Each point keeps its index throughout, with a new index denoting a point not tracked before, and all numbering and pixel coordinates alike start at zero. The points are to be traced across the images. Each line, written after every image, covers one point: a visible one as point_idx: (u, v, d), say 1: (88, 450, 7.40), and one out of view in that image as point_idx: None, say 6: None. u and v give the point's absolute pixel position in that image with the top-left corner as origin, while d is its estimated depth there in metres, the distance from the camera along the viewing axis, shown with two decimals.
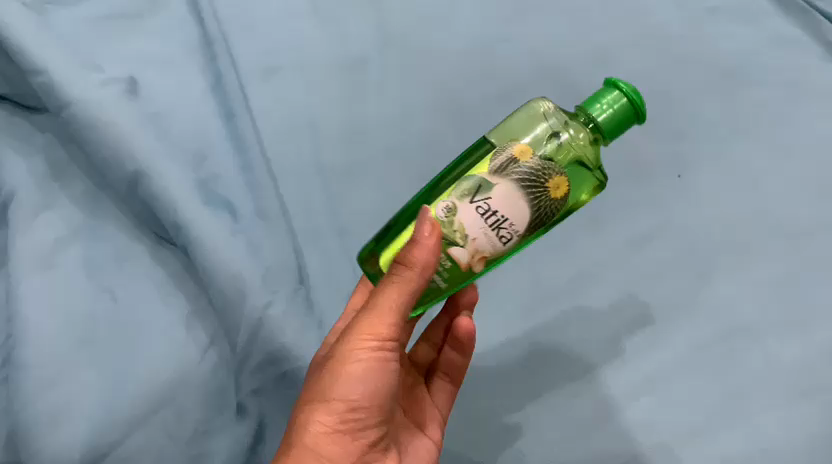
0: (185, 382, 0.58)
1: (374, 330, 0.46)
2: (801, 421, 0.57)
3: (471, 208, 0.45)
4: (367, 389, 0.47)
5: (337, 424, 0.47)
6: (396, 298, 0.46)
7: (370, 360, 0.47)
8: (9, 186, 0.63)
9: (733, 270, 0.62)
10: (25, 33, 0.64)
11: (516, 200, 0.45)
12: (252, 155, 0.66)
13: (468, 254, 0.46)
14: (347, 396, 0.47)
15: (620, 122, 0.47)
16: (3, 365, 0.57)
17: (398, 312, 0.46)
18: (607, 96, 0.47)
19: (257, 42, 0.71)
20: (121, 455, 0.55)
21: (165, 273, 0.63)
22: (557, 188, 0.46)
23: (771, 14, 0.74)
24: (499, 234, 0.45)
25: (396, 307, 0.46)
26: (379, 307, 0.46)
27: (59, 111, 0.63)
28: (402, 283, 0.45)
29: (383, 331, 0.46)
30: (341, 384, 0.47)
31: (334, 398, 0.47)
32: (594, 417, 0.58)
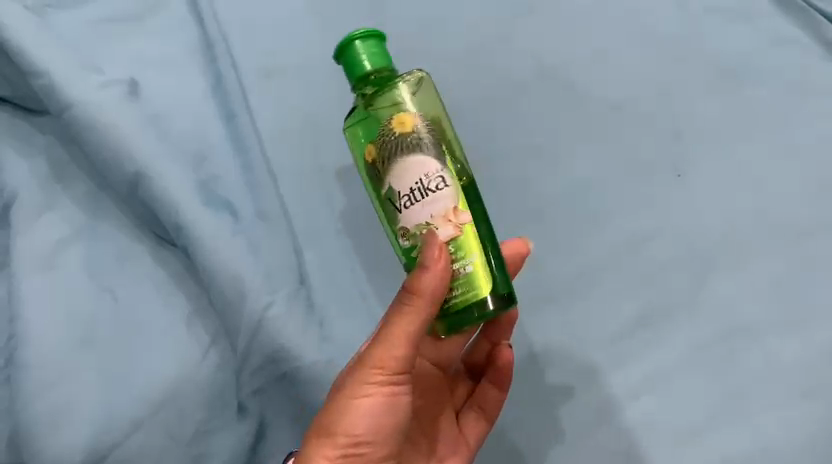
0: (186, 383, 0.58)
1: (383, 363, 0.47)
2: (801, 421, 0.57)
3: (404, 213, 0.47)
4: (374, 420, 0.48)
5: (342, 455, 0.48)
6: (405, 329, 0.46)
7: (379, 392, 0.48)
8: (10, 187, 0.63)
9: (733, 270, 0.62)
10: (26, 35, 0.64)
11: (404, 170, 0.47)
12: (253, 156, 0.66)
13: (443, 223, 0.46)
14: (354, 427, 0.48)
15: (379, 50, 0.49)
16: (5, 367, 0.58)
17: (406, 344, 0.47)
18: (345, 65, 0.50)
19: (257, 42, 0.71)
20: (121, 456, 0.56)
21: (165, 273, 0.62)
22: (402, 123, 0.48)
23: (774, 14, 0.73)
24: (435, 185, 0.46)
25: (406, 340, 0.46)
26: (390, 339, 0.47)
27: (60, 113, 0.63)
28: (412, 315, 0.46)
29: (394, 364, 0.47)
30: (348, 416, 0.47)
31: (341, 428, 0.47)
32: (595, 417, 0.59)
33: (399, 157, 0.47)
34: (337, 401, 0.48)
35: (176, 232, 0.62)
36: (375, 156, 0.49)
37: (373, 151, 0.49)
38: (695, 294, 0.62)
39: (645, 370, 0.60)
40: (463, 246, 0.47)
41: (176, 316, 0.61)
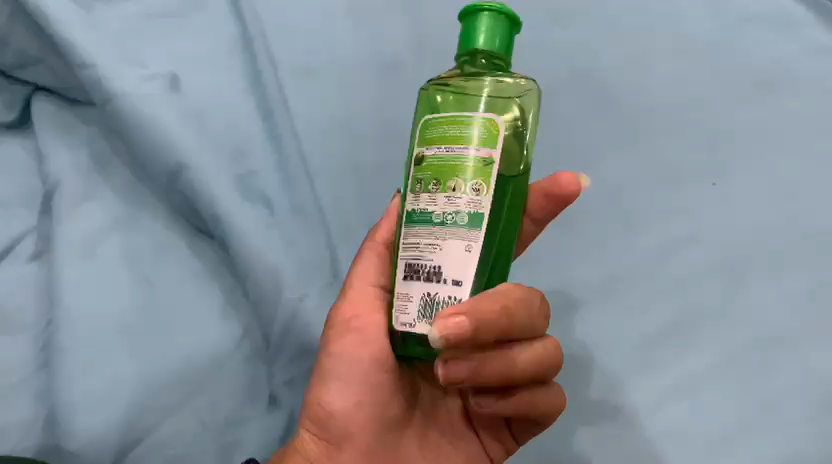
0: (221, 372, 0.61)
1: (363, 296, 0.53)
2: (821, 422, 0.60)
3: None
4: (357, 366, 0.50)
5: (335, 404, 0.50)
6: (370, 267, 0.55)
7: (353, 328, 0.52)
8: (54, 175, 0.64)
9: (767, 276, 0.64)
10: (72, 28, 0.65)
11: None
12: (290, 154, 0.67)
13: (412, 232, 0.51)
14: (340, 374, 0.51)
15: (497, 32, 0.46)
16: (44, 350, 0.59)
17: (373, 280, 0.54)
18: None
19: (294, 42, 0.71)
20: (157, 440, 0.58)
21: (202, 264, 0.64)
22: None
23: (813, 21, 0.71)
24: None
25: (373, 275, 0.54)
26: (356, 278, 0.54)
27: (104, 104, 0.64)
28: (376, 252, 0.55)
29: (361, 296, 0.53)
30: (336, 365, 0.51)
31: (326, 379, 0.51)
32: (625, 420, 0.61)
33: None
34: (334, 342, 0.52)
35: (214, 223, 0.63)
36: None
37: None
38: (726, 301, 0.63)
39: (678, 377, 0.61)
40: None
41: (214, 307, 0.63)
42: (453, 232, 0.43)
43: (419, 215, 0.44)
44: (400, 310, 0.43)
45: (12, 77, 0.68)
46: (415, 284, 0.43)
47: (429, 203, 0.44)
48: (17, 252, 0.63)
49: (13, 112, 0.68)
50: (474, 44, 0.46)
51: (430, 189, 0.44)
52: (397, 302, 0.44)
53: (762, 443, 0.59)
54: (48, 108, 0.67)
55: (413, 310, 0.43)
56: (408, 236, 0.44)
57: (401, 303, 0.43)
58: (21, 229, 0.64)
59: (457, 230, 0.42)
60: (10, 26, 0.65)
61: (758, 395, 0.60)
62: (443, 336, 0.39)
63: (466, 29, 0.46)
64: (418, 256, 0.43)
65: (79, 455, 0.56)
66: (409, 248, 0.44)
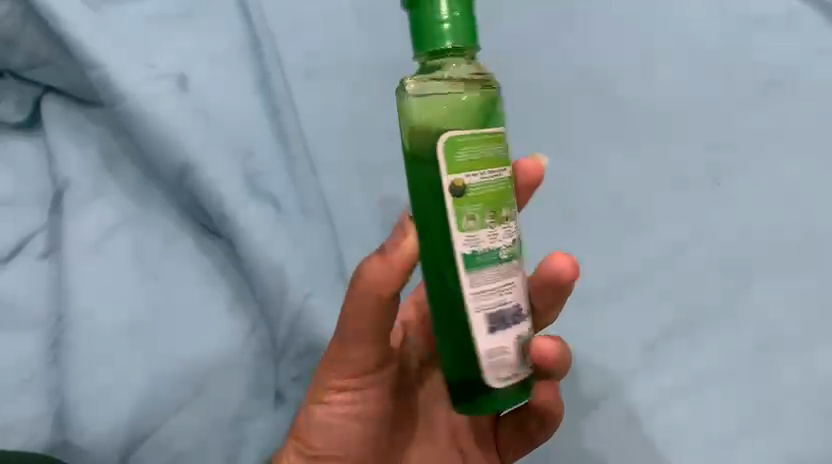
0: (229, 369, 0.62)
1: (356, 354, 0.50)
2: (816, 422, 0.61)
3: None
4: (352, 421, 0.52)
5: (332, 451, 0.52)
6: (367, 321, 0.48)
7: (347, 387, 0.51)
8: (63, 175, 0.65)
9: (770, 278, 0.64)
10: (80, 28, 0.65)
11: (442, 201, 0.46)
12: (296, 152, 0.67)
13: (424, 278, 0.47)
14: (337, 426, 0.52)
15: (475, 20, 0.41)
16: (54, 347, 0.61)
17: (370, 337, 0.49)
18: (424, 12, 0.41)
19: (300, 40, 0.71)
20: (164, 436, 0.59)
21: (210, 262, 0.65)
22: None
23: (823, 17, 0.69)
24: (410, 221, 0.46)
25: (369, 331, 0.49)
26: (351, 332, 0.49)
27: (113, 104, 0.65)
28: (373, 301, 0.47)
29: (360, 352, 0.50)
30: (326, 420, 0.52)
31: (321, 425, 0.52)
32: (627, 419, 0.62)
33: None
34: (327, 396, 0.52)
35: (221, 223, 0.64)
36: None
37: None
38: (729, 302, 0.64)
39: (678, 378, 0.62)
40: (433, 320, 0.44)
41: (221, 304, 0.64)
42: (512, 264, 0.43)
43: (485, 256, 0.42)
44: (500, 366, 0.43)
45: (21, 77, 0.68)
46: (508, 332, 0.43)
47: (494, 239, 0.42)
48: (27, 250, 0.64)
49: (23, 112, 0.68)
50: (445, 39, 0.40)
51: (486, 223, 0.41)
52: (495, 358, 0.43)
53: (759, 444, 0.61)
54: (57, 106, 0.68)
55: (513, 359, 0.43)
56: (474, 282, 0.42)
57: (499, 358, 0.43)
58: (31, 228, 0.65)
59: (513, 267, 0.43)
60: (19, 27, 0.65)
61: (759, 397, 0.62)
62: (545, 266, 0.51)
63: (445, 23, 0.40)
64: (495, 303, 0.42)
65: (88, 450, 0.58)
66: (477, 297, 0.42)
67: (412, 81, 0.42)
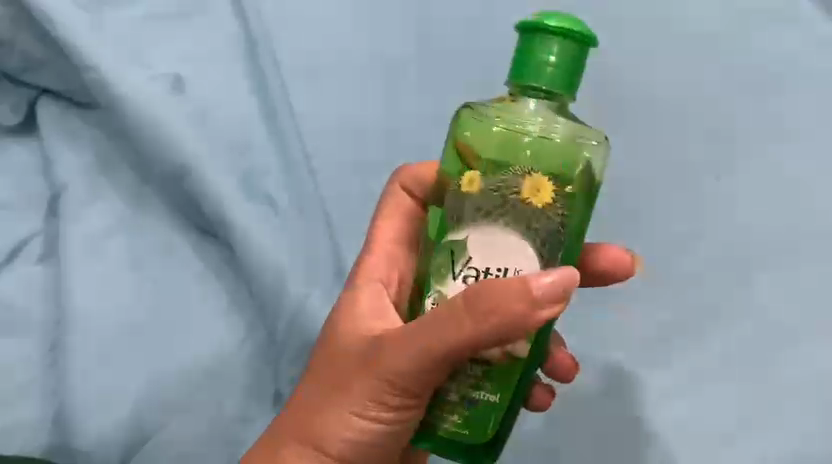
0: (228, 371, 0.62)
1: (416, 376, 0.44)
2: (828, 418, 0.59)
3: (457, 283, 0.43)
4: (376, 443, 0.48)
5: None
6: (450, 347, 0.42)
7: (388, 406, 0.46)
8: (60, 177, 0.65)
9: (772, 272, 0.63)
10: (74, 29, 0.65)
11: (511, 252, 0.42)
12: (292, 152, 0.67)
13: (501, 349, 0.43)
14: (357, 438, 0.47)
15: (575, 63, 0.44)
16: (53, 350, 0.61)
17: (441, 363, 0.43)
18: (550, 49, 0.42)
19: (296, 35, 0.69)
20: (162, 438, 0.59)
21: (207, 263, 0.64)
22: (525, 189, 0.42)
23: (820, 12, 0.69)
24: None
25: (441, 356, 0.42)
26: (426, 347, 0.43)
27: (108, 106, 0.65)
28: (469, 330, 0.41)
29: (423, 381, 0.44)
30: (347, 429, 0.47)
31: (344, 436, 0.47)
32: (629, 417, 0.62)
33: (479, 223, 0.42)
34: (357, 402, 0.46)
35: (218, 223, 0.64)
36: (471, 190, 0.43)
37: (473, 180, 0.43)
38: (729, 298, 0.63)
39: (678, 377, 0.62)
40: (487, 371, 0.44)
41: (220, 303, 0.63)
42: None
43: None
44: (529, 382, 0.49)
45: (18, 81, 0.68)
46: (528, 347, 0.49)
47: None
48: (25, 254, 0.64)
49: (19, 115, 0.67)
50: (545, 79, 0.42)
51: None
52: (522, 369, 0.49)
53: (769, 442, 0.59)
54: (52, 109, 0.67)
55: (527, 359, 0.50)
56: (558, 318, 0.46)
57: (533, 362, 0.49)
58: (29, 231, 0.64)
59: None
60: (15, 30, 0.66)
61: (762, 394, 0.60)
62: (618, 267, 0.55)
63: (575, 65, 0.43)
64: None
65: (88, 453, 0.58)
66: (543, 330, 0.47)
67: (549, 124, 0.43)
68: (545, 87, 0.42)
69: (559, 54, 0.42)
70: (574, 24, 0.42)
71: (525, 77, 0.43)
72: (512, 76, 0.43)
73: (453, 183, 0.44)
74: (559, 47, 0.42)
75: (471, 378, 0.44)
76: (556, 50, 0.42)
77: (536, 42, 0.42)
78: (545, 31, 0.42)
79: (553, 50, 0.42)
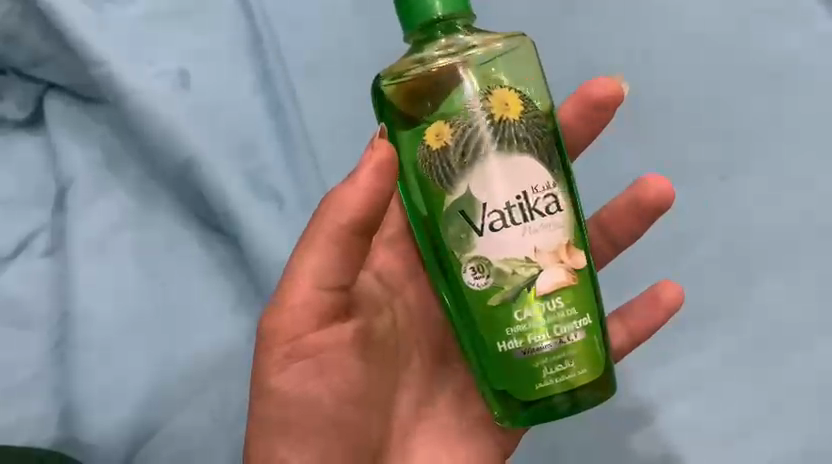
0: (231, 368, 0.61)
1: (305, 293, 0.46)
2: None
3: (491, 232, 0.45)
4: (316, 399, 0.47)
5: (284, 414, 0.46)
6: (314, 258, 0.45)
7: (292, 341, 0.47)
8: (66, 173, 0.65)
9: (779, 269, 0.63)
10: (82, 26, 0.65)
11: (523, 172, 0.45)
12: (298, 147, 0.66)
13: (564, 270, 0.45)
14: (286, 389, 0.47)
15: None
16: (59, 344, 0.61)
17: (320, 272, 0.46)
18: None
19: (304, 34, 0.70)
20: (168, 434, 0.59)
21: (213, 259, 0.64)
22: (501, 106, 0.45)
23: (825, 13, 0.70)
24: (531, 214, 0.45)
25: (325, 262, 0.46)
26: (301, 266, 0.46)
27: (116, 101, 0.65)
28: (332, 226, 0.45)
29: (313, 308, 0.46)
30: (274, 383, 0.47)
31: (273, 385, 0.47)
32: (634, 415, 0.62)
33: (482, 161, 0.45)
34: (269, 348, 0.47)
35: (226, 220, 0.64)
36: (446, 140, 0.45)
37: (442, 132, 0.45)
38: (738, 295, 0.63)
39: (679, 376, 0.62)
40: (566, 298, 0.45)
41: (226, 300, 0.63)
42: None
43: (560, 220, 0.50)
44: None
45: (25, 76, 0.68)
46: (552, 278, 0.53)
47: None
48: (31, 249, 0.64)
49: (25, 111, 0.68)
50: (439, 11, 0.45)
51: None
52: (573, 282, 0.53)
53: (771, 440, 0.60)
54: (60, 106, 0.67)
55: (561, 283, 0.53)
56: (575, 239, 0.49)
57: None
58: (35, 227, 0.65)
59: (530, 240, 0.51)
60: (23, 26, 0.66)
61: (763, 395, 0.61)
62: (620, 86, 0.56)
63: None
64: None
65: (92, 448, 0.58)
66: None
67: (472, 44, 0.46)
68: (444, 15, 0.45)
69: None
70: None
71: (423, 19, 0.45)
72: (410, 28, 0.46)
73: (421, 149, 0.46)
74: None
75: (558, 314, 0.45)
76: None
77: None
78: None
79: None
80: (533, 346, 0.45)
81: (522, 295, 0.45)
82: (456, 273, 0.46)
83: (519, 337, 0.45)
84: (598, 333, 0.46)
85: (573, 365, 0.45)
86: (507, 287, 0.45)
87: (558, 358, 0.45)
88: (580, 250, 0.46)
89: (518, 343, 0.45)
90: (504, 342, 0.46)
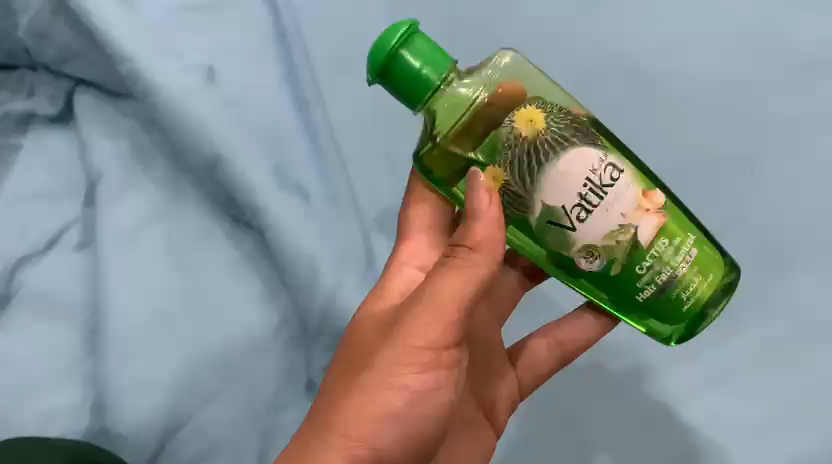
0: (258, 360, 0.62)
1: (444, 315, 0.46)
2: None
3: (585, 225, 0.46)
4: (427, 408, 0.47)
5: (395, 414, 0.46)
6: (463, 284, 0.45)
7: (426, 355, 0.46)
8: (96, 168, 0.66)
9: (805, 267, 0.62)
10: (114, 27, 0.66)
11: (573, 163, 0.45)
12: (324, 143, 0.67)
13: (654, 218, 0.46)
14: (407, 391, 0.46)
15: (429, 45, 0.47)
16: (92, 336, 0.62)
17: (464, 301, 0.46)
18: (411, 64, 0.46)
19: (327, 27, 0.70)
20: (197, 424, 0.60)
21: (240, 253, 0.65)
22: (531, 117, 0.47)
23: None
24: (604, 191, 0.45)
25: (473, 291, 0.46)
26: (448, 288, 0.45)
27: (144, 97, 0.66)
28: (485, 256, 0.46)
29: (453, 329, 0.46)
30: (393, 383, 0.46)
31: (400, 387, 0.46)
32: (660, 411, 0.61)
33: (548, 169, 0.46)
34: (398, 352, 0.46)
35: (252, 214, 0.64)
36: (504, 173, 0.47)
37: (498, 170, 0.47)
38: (763, 291, 0.63)
39: (707, 372, 0.62)
40: (667, 233, 0.47)
41: (254, 294, 0.64)
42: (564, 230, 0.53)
43: None
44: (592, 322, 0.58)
45: (55, 74, 0.70)
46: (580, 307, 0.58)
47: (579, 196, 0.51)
48: (64, 242, 0.66)
49: (56, 106, 0.69)
50: (431, 76, 0.46)
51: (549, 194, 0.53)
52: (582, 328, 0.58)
53: (796, 437, 0.59)
54: (89, 101, 0.69)
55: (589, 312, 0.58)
56: None
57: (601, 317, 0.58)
58: (67, 220, 0.66)
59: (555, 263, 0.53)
60: (51, 22, 0.67)
61: (796, 395, 0.60)
62: None
63: (429, 47, 0.46)
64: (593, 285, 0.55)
65: (125, 438, 0.59)
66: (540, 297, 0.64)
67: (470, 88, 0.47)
68: (436, 76, 0.46)
69: (418, 53, 0.46)
70: (394, 35, 0.46)
71: (421, 96, 0.46)
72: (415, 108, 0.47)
73: None
74: (407, 52, 0.46)
75: (669, 250, 0.47)
76: (413, 54, 0.46)
77: (395, 69, 0.46)
78: (391, 53, 0.46)
79: (411, 57, 0.46)
80: (663, 283, 0.47)
81: (633, 256, 0.46)
82: (573, 264, 0.48)
83: (650, 283, 0.47)
84: (704, 241, 0.49)
85: (698, 281, 0.48)
86: (618, 257, 0.46)
87: (689, 281, 0.48)
88: (654, 190, 0.47)
89: (653, 288, 0.47)
90: (641, 293, 0.48)
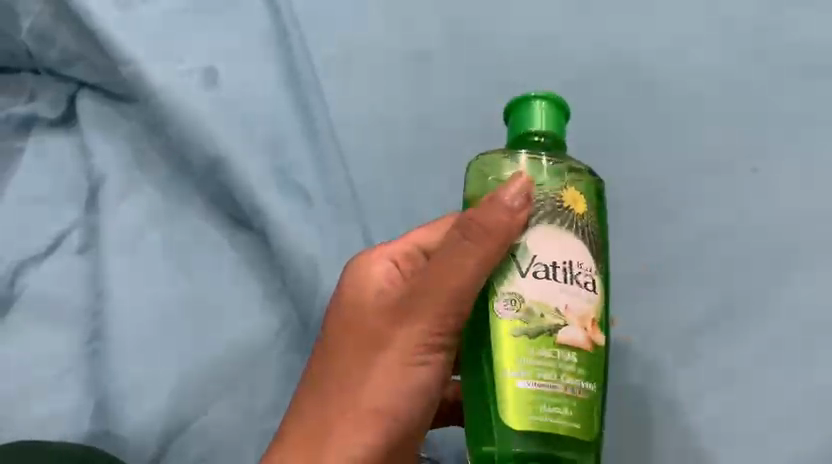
0: (260, 362, 0.62)
1: (448, 293, 0.49)
2: None
3: (527, 281, 0.47)
4: (414, 383, 0.51)
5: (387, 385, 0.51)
6: (471, 263, 0.48)
7: (426, 332, 0.50)
8: (98, 171, 0.66)
9: (811, 267, 0.62)
10: (116, 30, 0.67)
11: (571, 245, 0.47)
12: (325, 143, 0.66)
13: (583, 331, 0.47)
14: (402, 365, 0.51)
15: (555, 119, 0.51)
16: (94, 338, 0.62)
17: (470, 280, 0.48)
18: (535, 110, 0.50)
19: (325, 27, 0.70)
20: (200, 428, 0.60)
21: (242, 255, 0.65)
22: (576, 203, 0.48)
23: None
24: (574, 282, 0.47)
25: (479, 271, 0.47)
26: (456, 263, 0.48)
27: (146, 100, 0.67)
28: (496, 244, 0.47)
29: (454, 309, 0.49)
30: (390, 353, 0.51)
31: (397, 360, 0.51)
32: (666, 412, 0.61)
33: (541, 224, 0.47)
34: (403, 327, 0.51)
35: (254, 214, 0.65)
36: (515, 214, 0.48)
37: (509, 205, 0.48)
38: (769, 291, 0.62)
39: (711, 373, 0.61)
40: (582, 360, 0.47)
41: (256, 297, 0.64)
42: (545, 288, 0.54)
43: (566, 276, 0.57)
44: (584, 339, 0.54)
45: (58, 77, 0.70)
46: None
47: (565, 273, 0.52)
48: (65, 245, 0.65)
49: (56, 111, 0.69)
50: (536, 125, 0.50)
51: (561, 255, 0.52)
52: None
53: (804, 438, 0.59)
54: (90, 103, 0.69)
55: None
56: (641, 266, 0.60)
57: None
58: (68, 223, 0.66)
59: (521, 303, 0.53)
60: (55, 26, 0.68)
61: (803, 395, 0.60)
62: None
63: (551, 111, 0.50)
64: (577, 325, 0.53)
65: (128, 441, 0.59)
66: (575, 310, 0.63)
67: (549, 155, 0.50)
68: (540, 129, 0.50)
69: (542, 108, 0.50)
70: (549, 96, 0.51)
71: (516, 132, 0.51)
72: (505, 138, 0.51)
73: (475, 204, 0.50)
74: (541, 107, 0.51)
75: (573, 364, 0.46)
76: (540, 105, 0.50)
77: (517, 108, 0.51)
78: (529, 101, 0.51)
79: (534, 107, 0.50)
80: (548, 383, 0.46)
81: (542, 337, 0.46)
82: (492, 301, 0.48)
83: (537, 372, 0.46)
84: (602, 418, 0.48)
85: (570, 418, 0.46)
86: (532, 325, 0.46)
87: (558, 401, 0.46)
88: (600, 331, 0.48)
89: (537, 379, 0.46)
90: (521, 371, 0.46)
